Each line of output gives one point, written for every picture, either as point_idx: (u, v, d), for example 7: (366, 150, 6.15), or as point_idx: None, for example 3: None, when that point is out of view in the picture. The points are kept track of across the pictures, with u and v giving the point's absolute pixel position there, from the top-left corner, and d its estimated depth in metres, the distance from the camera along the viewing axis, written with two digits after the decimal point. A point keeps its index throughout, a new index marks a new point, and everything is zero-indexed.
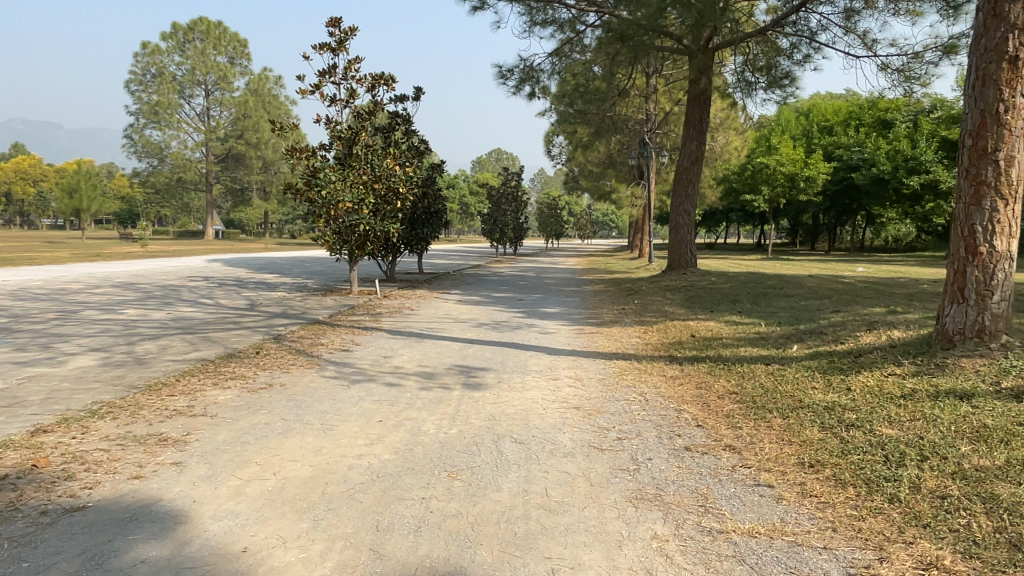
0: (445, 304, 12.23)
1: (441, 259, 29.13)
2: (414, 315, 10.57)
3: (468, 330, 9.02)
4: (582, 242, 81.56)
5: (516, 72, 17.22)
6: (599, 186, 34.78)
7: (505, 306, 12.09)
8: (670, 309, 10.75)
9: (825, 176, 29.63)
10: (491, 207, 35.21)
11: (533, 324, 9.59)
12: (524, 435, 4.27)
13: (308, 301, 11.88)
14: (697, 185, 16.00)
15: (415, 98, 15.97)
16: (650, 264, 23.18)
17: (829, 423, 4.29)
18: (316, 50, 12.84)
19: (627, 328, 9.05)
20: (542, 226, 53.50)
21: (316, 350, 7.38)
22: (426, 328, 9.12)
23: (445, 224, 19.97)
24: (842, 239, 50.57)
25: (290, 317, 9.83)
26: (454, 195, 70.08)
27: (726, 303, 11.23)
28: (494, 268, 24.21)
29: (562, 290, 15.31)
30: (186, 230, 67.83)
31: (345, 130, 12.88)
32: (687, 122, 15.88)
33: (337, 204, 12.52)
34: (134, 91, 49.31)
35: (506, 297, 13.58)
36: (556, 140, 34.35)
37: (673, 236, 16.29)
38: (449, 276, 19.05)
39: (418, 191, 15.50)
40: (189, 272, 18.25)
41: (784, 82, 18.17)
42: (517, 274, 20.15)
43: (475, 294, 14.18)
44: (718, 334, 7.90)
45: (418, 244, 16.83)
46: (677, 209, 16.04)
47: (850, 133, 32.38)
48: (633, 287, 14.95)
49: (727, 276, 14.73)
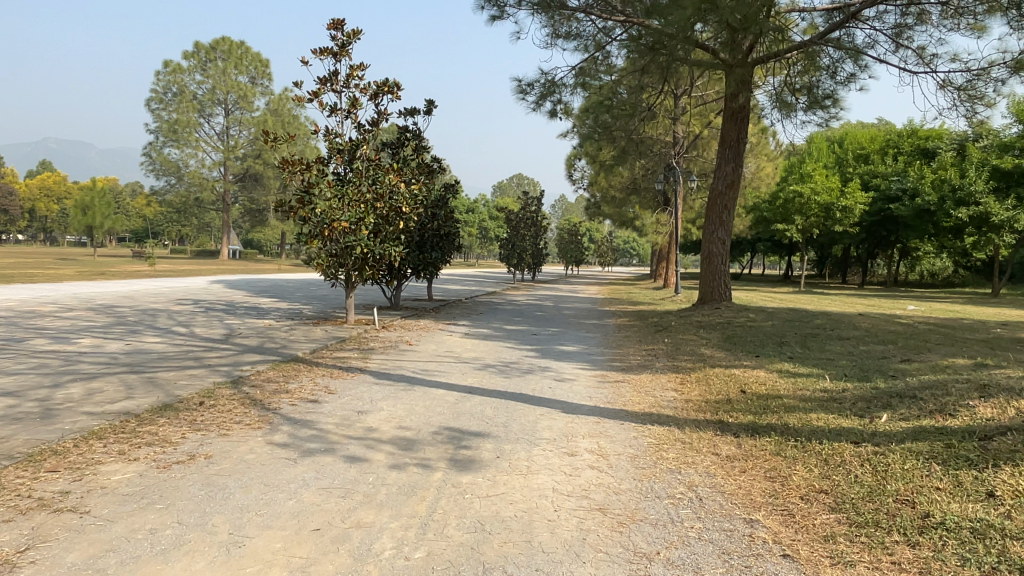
0: (449, 338, 10.84)
1: (455, 285, 27.83)
2: (411, 351, 9.19)
3: (469, 374, 7.58)
4: (603, 269, 80.05)
5: (536, 86, 15.96)
6: (622, 213, 33.43)
7: (517, 343, 10.66)
8: (707, 351, 9.26)
9: (862, 206, 28.00)
10: (510, 232, 33.92)
11: (546, 367, 8.16)
12: (524, 569, 2.82)
13: (295, 331, 10.56)
14: (733, 211, 14.51)
15: (427, 112, 14.78)
16: (676, 295, 21.66)
17: (991, 566, 2.77)
18: (317, 55, 11.68)
19: (659, 376, 7.57)
20: (561, 252, 52.15)
21: (278, 399, 6.01)
22: (421, 370, 7.73)
23: (458, 249, 18.61)
24: (875, 273, 48.51)
25: (266, 352, 8.48)
26: (473, 220, 68.99)
27: (772, 347, 9.70)
28: (510, 296, 22.85)
29: (582, 323, 13.86)
30: (203, 251, 67.50)
31: (345, 142, 11.66)
32: (722, 142, 14.49)
33: (332, 223, 11.23)
34: (154, 109, 49.06)
35: (519, 330, 12.16)
36: (578, 164, 33.09)
37: (705, 266, 14.76)
38: (461, 304, 17.69)
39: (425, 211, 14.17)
40: (183, 294, 17.06)
41: (826, 103, 16.78)
42: (533, 304, 18.74)
43: (485, 326, 12.78)
44: (774, 391, 6.39)
45: (426, 270, 15.46)
46: (710, 237, 14.55)
47: (888, 162, 30.81)
48: (660, 322, 13.46)
49: (766, 312, 13.17)
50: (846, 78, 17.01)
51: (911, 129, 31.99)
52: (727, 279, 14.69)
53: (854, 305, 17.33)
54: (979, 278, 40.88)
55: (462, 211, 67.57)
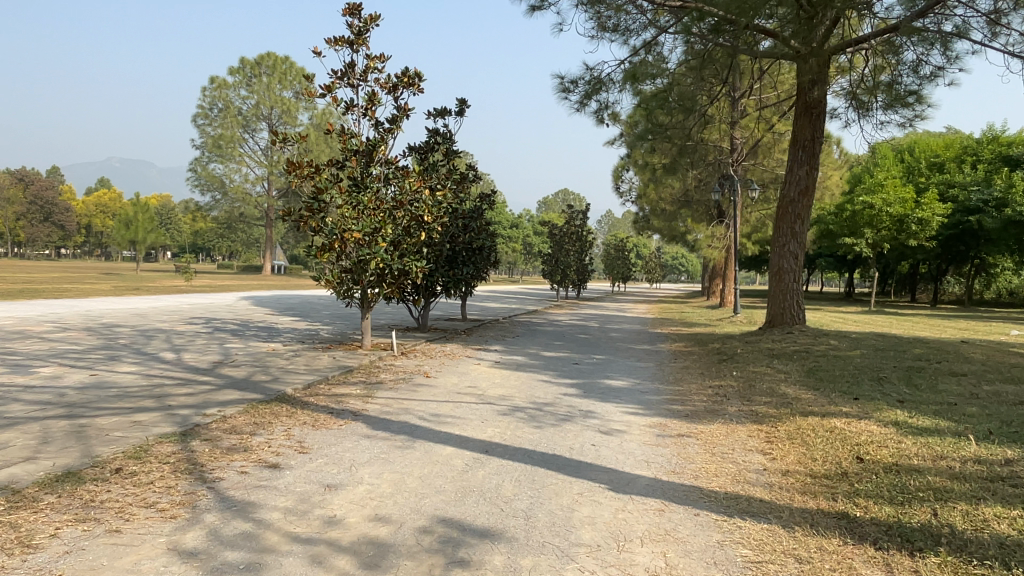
0: (475, 368, 9.27)
1: (494, 302, 26.37)
2: (427, 386, 7.66)
3: (492, 421, 5.98)
4: (651, 285, 77.62)
5: (580, 84, 14.39)
6: (673, 226, 31.54)
7: (555, 374, 9.01)
8: (790, 391, 7.49)
9: (940, 218, 25.63)
10: (553, 247, 32.38)
11: (589, 412, 6.49)
12: None
13: (298, 358, 9.17)
14: (807, 221, 12.65)
15: (458, 113, 13.36)
16: (735, 315, 19.70)
17: None
18: (331, 45, 10.39)
19: (736, 427, 5.83)
20: (608, 268, 50.26)
21: (229, 461, 4.51)
22: (431, 414, 6.16)
23: (495, 264, 17.08)
24: (946, 291, 45.23)
25: (250, 387, 7.05)
26: (518, 235, 67.57)
27: (870, 385, 7.86)
28: (552, 315, 21.21)
29: (631, 348, 12.15)
30: (248, 266, 67.86)
31: (361, 142, 10.22)
32: (793, 142, 12.74)
33: (344, 233, 9.79)
34: (200, 125, 49.32)
35: (558, 358, 10.52)
36: (625, 174, 31.37)
37: (774, 283, 12.90)
38: (497, 325, 16.16)
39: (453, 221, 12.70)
40: (200, 312, 15.99)
41: (908, 100, 14.75)
42: (577, 325, 17.09)
43: (519, 352, 11.19)
44: (906, 461, 4.62)
45: (458, 287, 13.96)
46: (780, 250, 12.71)
47: (965, 171, 28.29)
48: (723, 348, 11.65)
49: (849, 338, 11.28)
50: (932, 71, 14.94)
51: (992, 135, 29.31)
52: (800, 298, 12.76)
53: (944, 329, 15.16)
54: None
55: (506, 226, 66.27)
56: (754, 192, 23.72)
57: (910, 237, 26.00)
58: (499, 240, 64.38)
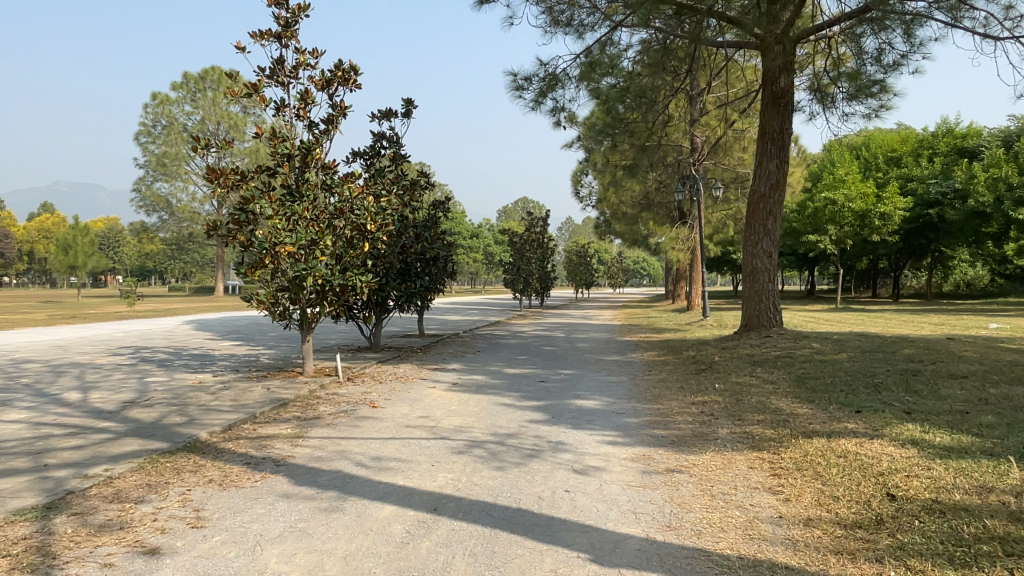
0: (430, 392, 8.25)
1: (455, 315, 25.36)
2: (372, 418, 6.62)
3: (445, 464, 4.99)
4: (614, 291, 77.42)
5: (536, 81, 13.55)
6: (635, 230, 30.96)
7: (520, 394, 8.05)
8: (783, 405, 6.66)
9: (902, 212, 25.57)
10: (513, 255, 31.53)
11: (558, 443, 5.54)
12: None
13: (227, 391, 8.05)
14: (780, 217, 11.94)
15: (405, 113, 12.37)
16: (704, 318, 19.03)
17: None
18: (256, 39, 9.35)
19: (733, 457, 4.96)
20: (571, 275, 49.64)
21: (94, 547, 3.46)
22: (370, 458, 5.13)
23: (453, 275, 16.06)
24: (905, 285, 45.62)
25: (158, 434, 5.95)
26: (479, 245, 66.69)
27: (868, 393, 7.07)
28: (515, 326, 20.33)
29: (600, 361, 11.26)
30: (201, 287, 65.64)
31: (293, 146, 9.15)
32: (761, 135, 12.07)
33: (277, 248, 8.65)
34: (142, 143, 47.38)
35: (523, 375, 9.56)
36: (585, 179, 30.72)
37: (748, 285, 12.16)
38: (456, 340, 15.16)
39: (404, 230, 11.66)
40: (133, 340, 14.67)
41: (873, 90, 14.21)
42: (542, 336, 16.19)
43: (480, 370, 10.21)
44: (949, 497, 3.77)
45: (412, 302, 12.90)
46: (753, 249, 11.96)
47: (923, 165, 28.32)
48: (699, 356, 10.83)
49: (831, 340, 10.56)
50: (895, 60, 14.45)
51: (946, 128, 29.58)
52: (776, 300, 12.01)
53: (919, 325, 14.66)
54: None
55: (467, 236, 65.33)
56: (718, 192, 23.18)
57: (873, 232, 25.83)
58: (460, 250, 63.37)
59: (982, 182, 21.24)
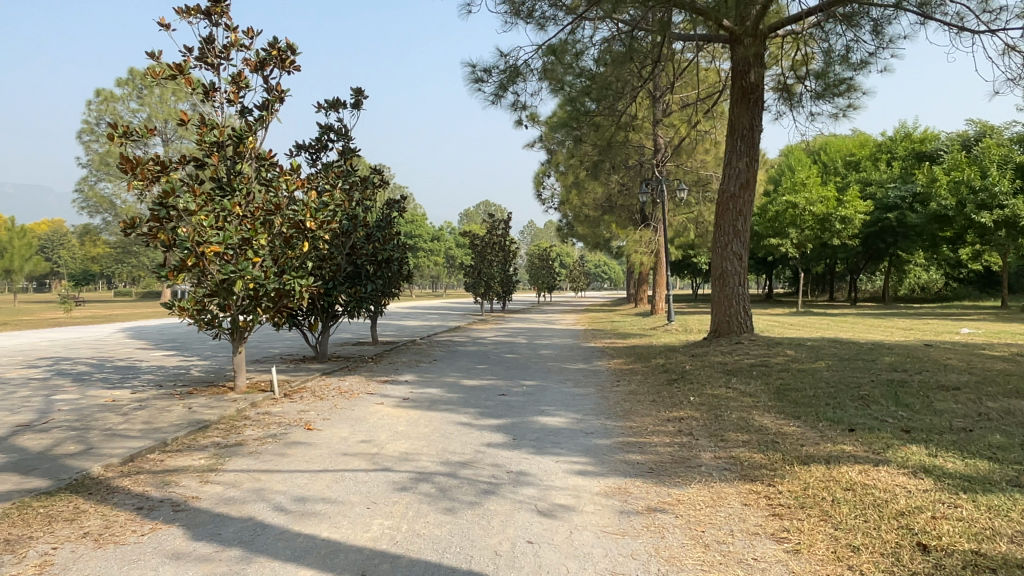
0: (377, 410, 7.38)
1: (412, 320, 24.46)
2: (305, 444, 5.74)
3: (384, 504, 4.16)
4: (576, 295, 77.15)
5: (495, 73, 12.73)
6: (597, 233, 30.44)
7: (477, 410, 7.23)
8: (769, 423, 5.97)
9: (863, 216, 25.44)
10: (474, 259, 30.74)
11: (518, 474, 4.75)
12: None
13: (142, 412, 7.07)
14: (750, 218, 11.29)
15: (354, 105, 11.49)
16: (669, 322, 18.47)
17: None
18: (181, 16, 8.39)
19: (723, 490, 4.23)
20: (532, 278, 49.02)
21: None
22: (293, 499, 4.27)
23: (409, 279, 15.16)
24: (863, 289, 46.15)
25: (43, 467, 4.99)
26: (440, 248, 65.68)
27: (857, 408, 6.44)
28: (475, 331, 19.50)
29: (564, 370, 10.51)
30: (149, 291, 63.24)
31: (223, 135, 8.23)
32: (730, 131, 11.40)
33: (202, 248, 7.69)
34: (84, 141, 45.24)
35: (481, 387, 8.74)
36: (546, 180, 30.11)
37: (717, 289, 11.47)
38: (412, 347, 14.28)
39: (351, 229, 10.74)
40: (55, 351, 13.43)
41: (840, 90, 13.83)
42: (502, 343, 15.42)
43: (435, 382, 9.36)
44: (994, 550, 3.09)
45: (362, 307, 11.97)
46: (722, 250, 11.30)
47: (882, 169, 28.42)
48: (669, 365, 10.14)
49: (806, 347, 9.98)
50: (863, 59, 14.08)
51: (904, 133, 29.79)
52: (746, 303, 11.33)
53: (888, 330, 14.29)
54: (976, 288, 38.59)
55: (427, 239, 64.23)
56: (683, 194, 22.73)
57: (835, 236, 25.73)
58: (420, 254, 62.26)
59: (943, 185, 21.20)
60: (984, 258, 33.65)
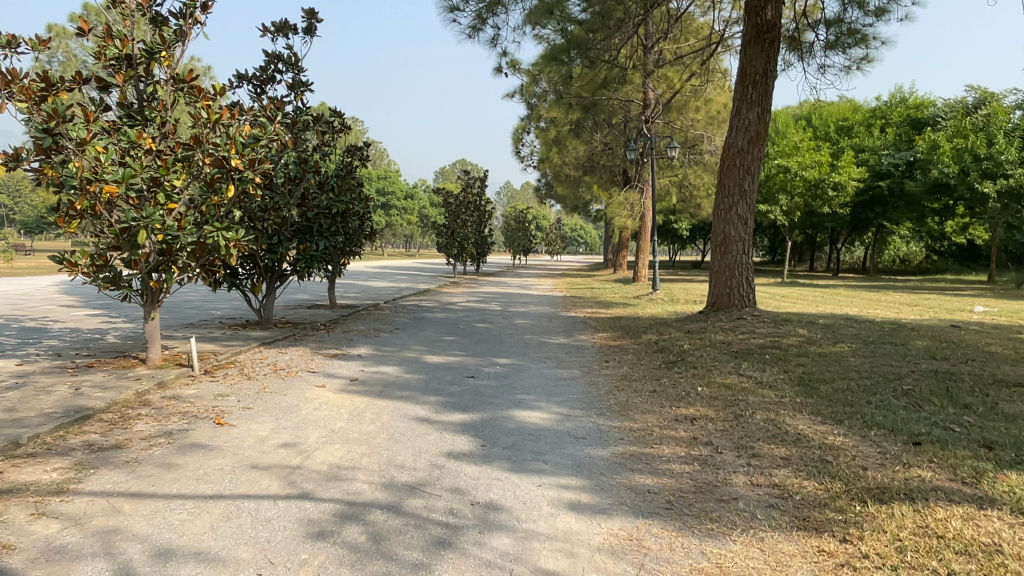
0: (315, 395, 5.99)
1: (379, 281, 22.94)
2: (204, 450, 4.33)
3: (286, 566, 2.79)
4: (551, 258, 75.92)
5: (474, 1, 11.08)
6: (577, 195, 29.01)
7: (437, 398, 5.88)
8: (807, 430, 4.69)
9: (856, 183, 24.38)
10: (447, 217, 29.18)
11: (486, 509, 3.41)
12: None
13: (14, 393, 5.60)
14: (758, 176, 9.91)
15: (307, 30, 9.81)
16: (653, 291, 17.24)
17: None
18: None
19: (782, 551, 2.94)
20: (508, 241, 47.50)
21: None
22: (150, 555, 2.88)
23: (372, 238, 13.61)
24: (842, 260, 45.66)
25: None
26: (414, 207, 63.72)
27: (909, 410, 5.21)
28: (445, 295, 18.09)
29: (543, 346, 9.19)
30: None
31: (132, 48, 6.60)
32: (741, 76, 9.93)
33: (97, 187, 6.08)
34: None
35: (445, 367, 7.37)
36: (526, 137, 28.47)
37: (717, 257, 10.09)
38: (373, 313, 12.88)
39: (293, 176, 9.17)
40: None
41: (858, 38, 12.42)
42: (474, 309, 14.08)
43: (393, 357, 7.99)
44: None
45: (314, 267, 10.43)
46: (724, 213, 9.94)
47: (876, 135, 27.34)
48: (664, 342, 8.86)
49: (819, 326, 8.74)
50: (884, 6, 12.67)
51: (898, 99, 28.76)
52: (748, 273, 9.92)
53: (891, 305, 13.23)
54: (956, 262, 38.14)
55: (400, 197, 62.16)
56: (674, 153, 21.36)
57: (826, 203, 24.67)
58: (393, 212, 60.34)
59: (945, 152, 20.18)
60: (971, 231, 33.01)
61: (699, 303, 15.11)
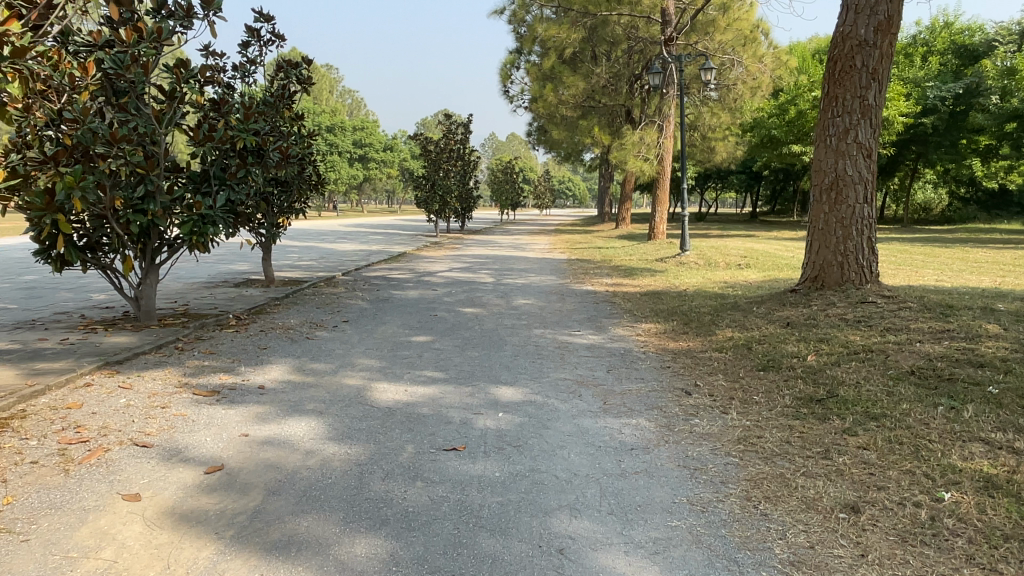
0: (97, 536, 2.63)
1: (346, 243, 19.38)
2: None
3: None
4: (540, 212, 72.33)
5: None
6: (573, 142, 25.44)
7: (371, 543, 2.55)
8: None
9: (903, 119, 21.13)
10: (429, 167, 25.51)
11: None
12: None
13: None
14: (887, 85, 6.47)
15: None
16: (681, 251, 13.94)
17: None
18: None
19: None
20: (496, 194, 43.86)
21: None
22: None
23: (320, 190, 10.14)
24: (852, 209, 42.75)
25: None
26: (393, 159, 59.60)
27: None
28: (422, 261, 14.61)
29: (567, 352, 5.81)
30: None
31: None
32: None
33: None
34: None
35: (404, 418, 4.01)
36: (515, 73, 24.67)
37: (823, 209, 6.67)
38: (320, 291, 9.45)
39: (141, 85, 5.71)
40: None
41: None
42: (460, 282, 10.71)
43: (318, 391, 4.57)
44: None
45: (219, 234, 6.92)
46: (836, 142, 6.51)
47: (917, 65, 24.04)
48: (761, 345, 5.54)
49: (1011, 318, 5.50)
50: None
51: (940, 25, 25.36)
52: (869, 231, 6.52)
53: (1004, 268, 10.11)
54: (981, 208, 35.10)
55: (379, 148, 57.79)
56: (709, 77, 16.85)
57: None
58: (370, 165, 56.26)
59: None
60: (1005, 176, 30.14)
61: (747, 267, 11.82)
